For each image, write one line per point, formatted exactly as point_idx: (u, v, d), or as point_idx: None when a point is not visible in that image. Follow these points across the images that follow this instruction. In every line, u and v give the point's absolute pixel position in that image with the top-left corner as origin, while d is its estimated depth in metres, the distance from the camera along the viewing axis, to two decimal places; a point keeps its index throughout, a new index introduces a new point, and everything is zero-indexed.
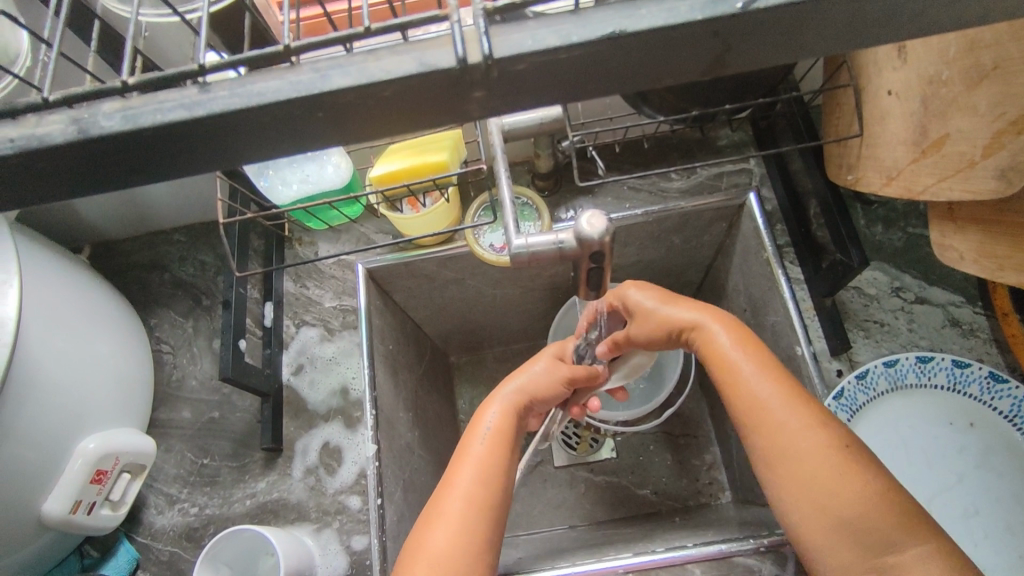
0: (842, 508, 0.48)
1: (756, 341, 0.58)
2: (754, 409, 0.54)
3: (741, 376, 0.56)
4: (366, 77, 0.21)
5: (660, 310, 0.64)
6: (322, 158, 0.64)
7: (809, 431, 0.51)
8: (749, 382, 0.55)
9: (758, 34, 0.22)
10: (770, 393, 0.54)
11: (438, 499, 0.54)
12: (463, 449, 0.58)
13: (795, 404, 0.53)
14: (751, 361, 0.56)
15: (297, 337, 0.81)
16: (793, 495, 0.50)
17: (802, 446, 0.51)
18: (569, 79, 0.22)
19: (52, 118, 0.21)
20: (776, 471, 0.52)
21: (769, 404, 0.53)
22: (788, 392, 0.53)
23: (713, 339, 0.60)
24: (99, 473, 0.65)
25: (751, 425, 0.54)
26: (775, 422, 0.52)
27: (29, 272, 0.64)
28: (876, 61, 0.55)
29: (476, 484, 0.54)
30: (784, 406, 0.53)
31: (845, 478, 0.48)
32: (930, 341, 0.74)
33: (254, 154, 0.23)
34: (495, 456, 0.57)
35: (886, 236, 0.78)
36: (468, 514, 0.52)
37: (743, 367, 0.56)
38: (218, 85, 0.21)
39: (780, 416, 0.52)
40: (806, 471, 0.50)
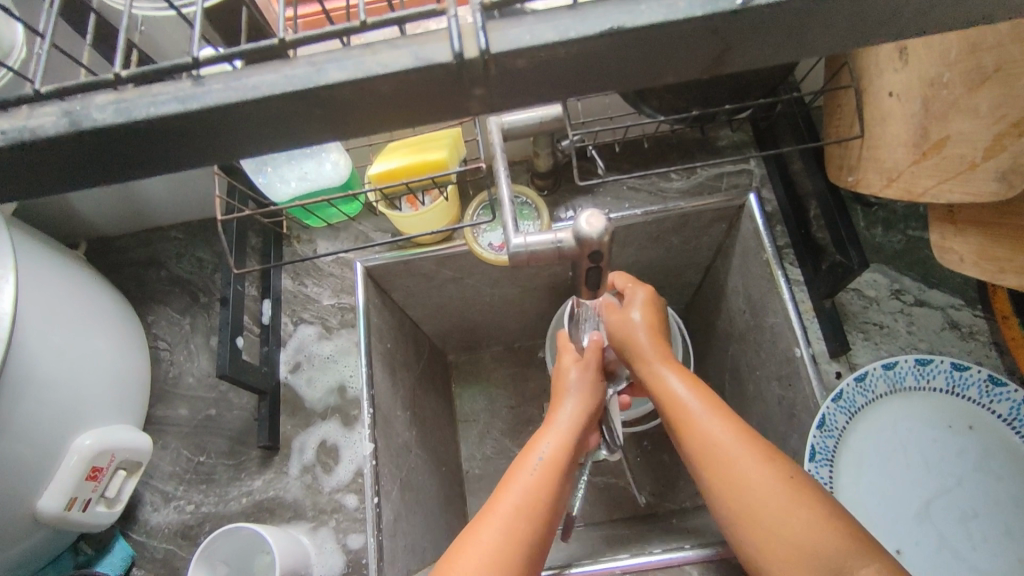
0: (795, 538, 0.48)
1: (703, 383, 0.59)
2: (705, 448, 0.53)
3: (688, 414, 0.56)
4: (362, 71, 0.21)
5: (636, 334, 0.63)
6: (322, 155, 0.64)
7: (758, 464, 0.51)
8: (699, 422, 0.55)
9: (758, 32, 0.21)
10: (716, 429, 0.54)
11: (453, 553, 0.52)
12: (511, 477, 0.57)
13: (741, 440, 0.53)
14: (698, 399, 0.57)
15: (294, 335, 0.81)
16: (750, 533, 0.50)
17: (753, 481, 0.51)
18: (567, 75, 0.22)
19: (44, 111, 0.21)
20: (730, 509, 0.51)
21: (717, 442, 0.53)
22: (737, 429, 0.54)
23: (660, 379, 0.59)
24: (94, 470, 0.65)
25: (700, 464, 0.54)
26: (726, 459, 0.52)
27: (25, 267, 0.63)
28: (878, 62, 0.55)
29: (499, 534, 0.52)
30: (731, 442, 0.53)
31: (794, 510, 0.49)
32: (929, 344, 0.73)
33: (250, 148, 0.23)
34: (537, 494, 0.55)
35: (885, 238, 0.78)
36: (498, 551, 0.51)
37: (691, 405, 0.56)
38: (212, 79, 0.21)
39: (732, 452, 0.52)
40: (758, 506, 0.50)
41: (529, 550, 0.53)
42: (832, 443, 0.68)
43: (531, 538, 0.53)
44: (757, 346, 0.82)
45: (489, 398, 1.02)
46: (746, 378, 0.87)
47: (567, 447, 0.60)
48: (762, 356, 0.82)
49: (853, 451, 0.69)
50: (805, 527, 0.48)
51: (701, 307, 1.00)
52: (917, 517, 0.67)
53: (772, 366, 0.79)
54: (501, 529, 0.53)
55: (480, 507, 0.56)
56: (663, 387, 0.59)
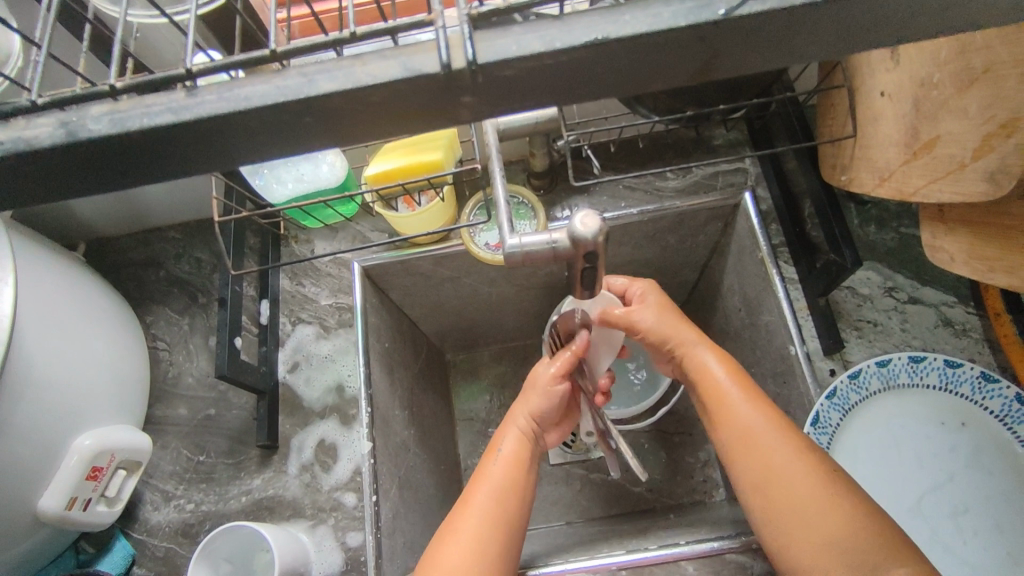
0: (827, 531, 0.49)
1: (740, 369, 0.60)
2: (740, 434, 0.55)
3: (730, 403, 0.57)
4: (351, 81, 0.21)
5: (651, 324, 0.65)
6: (318, 157, 0.64)
7: (792, 456, 0.53)
8: (736, 406, 0.57)
9: (742, 40, 0.22)
10: (757, 420, 0.55)
11: (455, 515, 0.55)
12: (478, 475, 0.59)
13: (783, 430, 0.54)
14: (739, 389, 0.58)
15: (292, 334, 0.81)
16: (780, 521, 0.52)
17: (787, 470, 0.52)
18: (554, 84, 0.22)
19: (40, 121, 0.22)
20: (763, 496, 0.53)
21: (757, 430, 0.55)
22: (770, 417, 0.55)
23: (705, 367, 0.61)
24: (94, 470, 0.66)
25: (739, 450, 0.55)
26: (762, 448, 0.54)
27: (25, 269, 0.64)
28: (870, 63, 0.55)
29: (492, 494, 0.56)
30: (767, 431, 0.54)
31: (829, 502, 0.50)
32: (923, 342, 0.74)
33: (243, 157, 0.23)
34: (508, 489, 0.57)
35: (879, 236, 0.78)
36: (481, 532, 0.53)
37: (732, 395, 0.58)
38: (205, 89, 0.22)
39: (769, 441, 0.54)
40: (788, 494, 0.51)
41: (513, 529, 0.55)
42: (826, 440, 0.68)
43: (516, 491, 0.57)
44: (753, 343, 0.83)
45: (487, 396, 1.02)
46: None
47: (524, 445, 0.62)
48: (757, 354, 0.82)
49: (846, 448, 0.70)
50: (832, 519, 0.49)
51: (698, 305, 1.00)
52: (910, 513, 0.68)
53: (767, 364, 0.79)
54: (494, 491, 0.56)
55: (475, 473, 0.60)
56: (700, 370, 0.61)
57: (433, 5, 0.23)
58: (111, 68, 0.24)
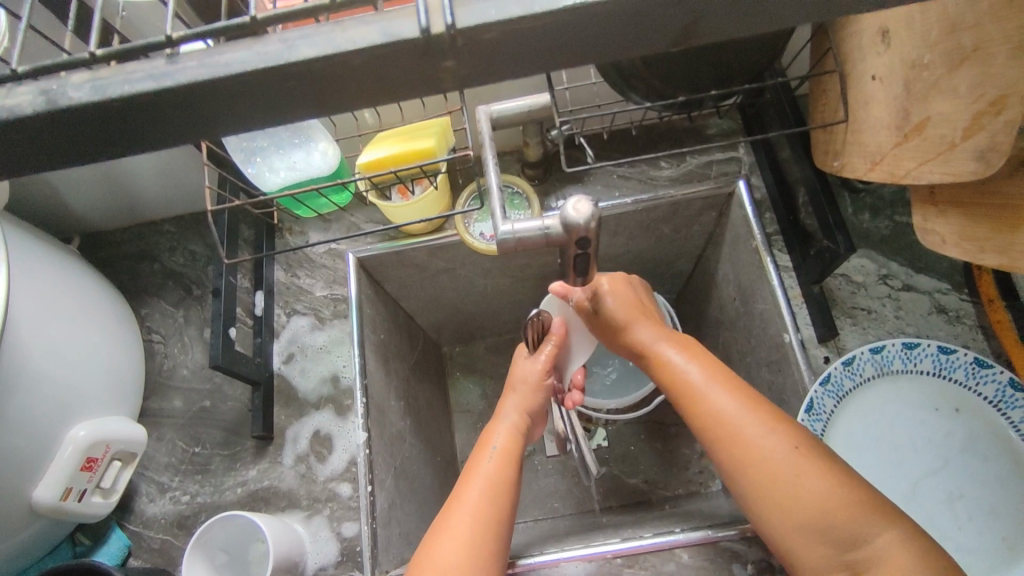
0: (809, 507, 0.49)
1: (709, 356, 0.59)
2: (711, 418, 0.55)
3: (696, 389, 0.57)
4: (332, 47, 0.21)
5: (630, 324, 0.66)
6: (310, 145, 0.64)
7: (770, 436, 0.52)
8: (705, 392, 0.56)
9: (723, 5, 0.22)
10: (725, 402, 0.55)
11: (445, 515, 0.55)
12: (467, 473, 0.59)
13: (752, 410, 0.54)
14: (705, 373, 0.58)
15: (287, 326, 0.81)
16: (761, 501, 0.51)
17: (765, 450, 0.51)
18: (535, 50, 0.22)
19: (21, 90, 0.22)
20: (741, 477, 0.52)
21: (727, 413, 0.54)
22: (743, 400, 0.55)
23: (667, 358, 0.61)
24: (89, 461, 0.66)
25: (710, 435, 0.55)
26: (734, 430, 0.53)
27: (17, 261, 0.64)
28: (861, 46, 0.55)
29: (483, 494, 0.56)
30: (742, 415, 0.54)
31: (807, 477, 0.49)
32: (917, 328, 0.74)
33: (226, 127, 0.23)
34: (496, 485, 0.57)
35: (873, 224, 0.78)
36: (471, 534, 0.52)
37: (698, 380, 0.57)
38: (186, 57, 0.22)
39: (743, 425, 0.53)
40: (768, 475, 0.51)
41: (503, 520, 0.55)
42: (820, 426, 0.68)
43: (506, 487, 0.57)
44: (748, 332, 0.83)
45: (484, 388, 1.03)
46: (737, 364, 0.87)
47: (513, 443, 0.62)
48: (752, 342, 0.82)
49: (841, 434, 0.70)
50: (814, 495, 0.49)
51: (693, 295, 1.00)
52: (904, 499, 0.68)
53: (762, 352, 0.80)
54: (484, 491, 0.56)
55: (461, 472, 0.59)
56: (666, 363, 0.61)
57: None
58: (93, 40, 0.24)
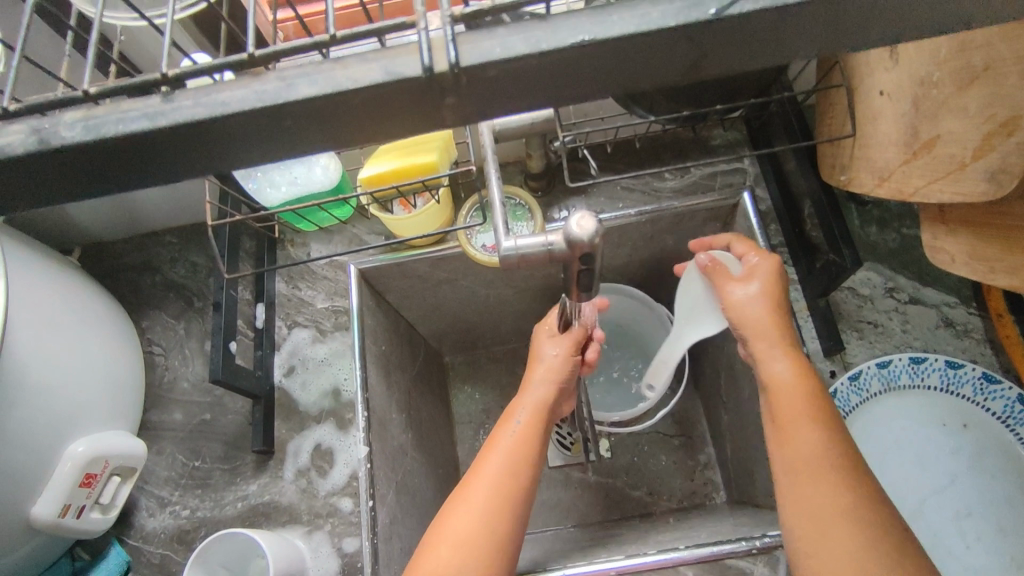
0: (846, 553, 0.46)
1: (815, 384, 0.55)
2: (793, 449, 0.52)
3: (793, 411, 0.54)
4: (331, 85, 0.20)
5: (745, 309, 0.62)
6: (311, 160, 0.63)
7: (835, 472, 0.50)
8: (800, 421, 0.53)
9: (732, 41, 0.21)
10: (810, 429, 0.52)
11: (464, 485, 0.55)
12: (493, 442, 0.59)
13: (833, 445, 0.51)
14: (806, 398, 0.54)
15: (288, 338, 0.81)
16: (803, 537, 0.49)
17: (821, 489, 0.49)
18: (539, 86, 0.22)
19: (13, 129, 0.21)
20: (794, 511, 0.50)
21: (809, 444, 0.52)
22: (829, 435, 0.52)
23: (774, 368, 0.58)
24: (89, 476, 0.65)
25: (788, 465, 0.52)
26: (806, 465, 0.51)
27: (16, 275, 0.63)
28: (868, 62, 0.55)
29: (501, 470, 0.55)
30: (818, 447, 0.51)
31: (855, 521, 0.47)
32: (924, 342, 0.73)
33: (222, 164, 0.23)
34: (523, 458, 0.57)
35: (879, 237, 0.78)
36: (489, 501, 0.53)
37: (798, 405, 0.54)
38: (182, 95, 0.21)
39: (816, 459, 0.51)
40: (818, 509, 0.49)
41: (522, 498, 0.55)
42: None
43: (526, 467, 0.56)
44: None
45: (487, 399, 1.02)
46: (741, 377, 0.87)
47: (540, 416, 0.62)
48: None
49: None
50: (854, 539, 0.46)
51: None
52: (912, 516, 0.67)
53: None
54: (505, 469, 0.55)
55: (484, 445, 0.59)
56: (767, 372, 0.58)
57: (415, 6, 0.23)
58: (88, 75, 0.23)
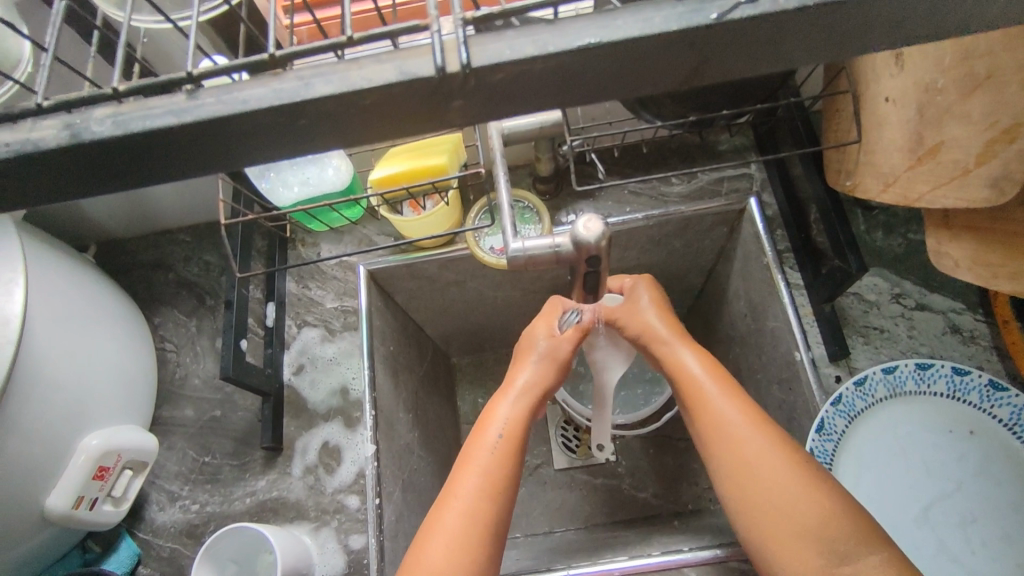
0: (795, 517, 0.49)
1: (719, 366, 0.59)
2: (712, 424, 0.55)
3: (701, 390, 0.57)
4: (346, 85, 0.21)
5: (646, 319, 0.65)
6: (323, 161, 0.64)
7: (760, 442, 0.53)
8: (712, 400, 0.56)
9: (734, 45, 0.22)
10: (725, 406, 0.55)
11: (438, 511, 0.54)
12: (465, 458, 0.57)
13: (751, 419, 0.54)
14: (716, 383, 0.57)
15: (298, 337, 0.82)
16: (745, 506, 0.52)
17: (758, 466, 0.52)
18: (547, 87, 0.22)
19: (46, 123, 0.22)
20: (731, 483, 0.53)
21: (724, 420, 0.55)
22: (749, 414, 0.55)
23: (678, 357, 0.61)
24: (102, 469, 0.66)
25: (710, 441, 0.55)
26: (729, 437, 0.54)
27: (36, 270, 0.65)
28: (874, 68, 0.55)
29: (482, 481, 0.54)
30: (737, 422, 0.54)
31: (798, 487, 0.50)
32: (930, 348, 0.73)
33: (243, 159, 0.24)
34: (493, 474, 0.55)
35: (886, 242, 0.78)
36: (465, 531, 0.52)
37: (706, 386, 0.57)
38: (205, 93, 0.22)
39: (742, 433, 0.54)
40: (759, 482, 0.51)
41: (498, 514, 0.54)
42: (830, 446, 0.68)
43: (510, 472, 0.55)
44: (758, 349, 0.82)
45: (493, 400, 1.03)
46: (747, 382, 0.87)
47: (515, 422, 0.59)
48: (763, 359, 0.82)
49: (852, 456, 0.69)
50: (807, 512, 0.49)
51: (704, 311, 1.00)
52: (916, 522, 0.67)
53: (772, 370, 0.79)
54: (482, 480, 0.54)
55: (460, 454, 0.57)
56: (671, 360, 0.61)
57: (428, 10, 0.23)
58: (116, 73, 0.25)
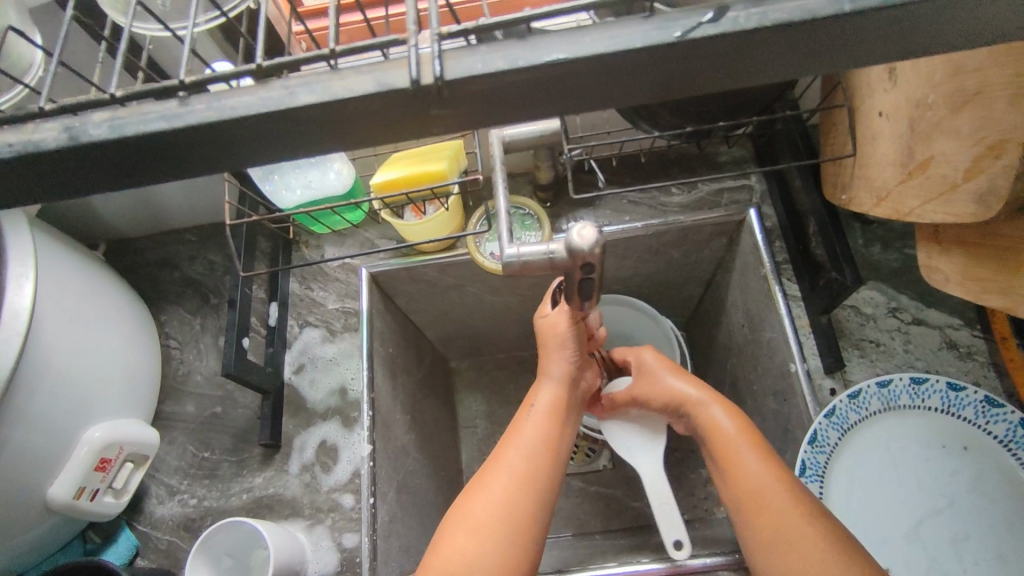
0: (813, 565, 0.48)
1: (752, 424, 0.59)
2: (740, 482, 0.55)
3: (732, 447, 0.57)
4: (329, 94, 0.23)
5: (669, 384, 0.66)
6: (326, 164, 0.65)
7: (784, 494, 0.52)
8: (740, 458, 0.56)
9: (700, 60, 0.23)
10: (753, 461, 0.55)
11: (483, 474, 0.58)
12: (515, 427, 0.61)
13: (779, 478, 0.54)
14: (750, 446, 0.57)
15: (299, 337, 0.83)
16: (773, 560, 0.51)
17: (782, 512, 0.51)
18: (521, 98, 0.24)
19: (47, 126, 0.23)
20: (758, 537, 0.52)
21: (752, 476, 0.54)
22: (773, 466, 0.55)
23: (712, 418, 0.61)
24: (104, 461, 0.68)
25: (740, 501, 0.54)
26: (757, 496, 0.53)
27: (46, 266, 0.67)
28: (869, 83, 0.56)
29: (522, 456, 0.58)
30: (764, 474, 0.54)
31: (815, 539, 0.49)
32: (926, 363, 0.73)
33: (232, 162, 0.25)
34: (541, 440, 0.59)
35: (884, 256, 0.78)
36: (509, 488, 0.55)
37: (736, 443, 0.57)
38: (197, 100, 0.23)
39: (765, 487, 0.53)
40: (783, 535, 0.50)
41: (546, 477, 0.57)
42: (823, 458, 0.68)
43: (550, 451, 0.59)
44: (754, 360, 0.83)
45: (491, 405, 1.03)
46: (743, 392, 0.87)
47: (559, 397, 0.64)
48: (759, 370, 0.82)
49: (845, 469, 0.69)
50: (822, 559, 0.48)
51: (702, 320, 1.00)
52: (907, 536, 0.67)
53: (768, 381, 0.79)
54: (526, 448, 0.58)
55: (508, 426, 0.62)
56: (706, 419, 0.61)
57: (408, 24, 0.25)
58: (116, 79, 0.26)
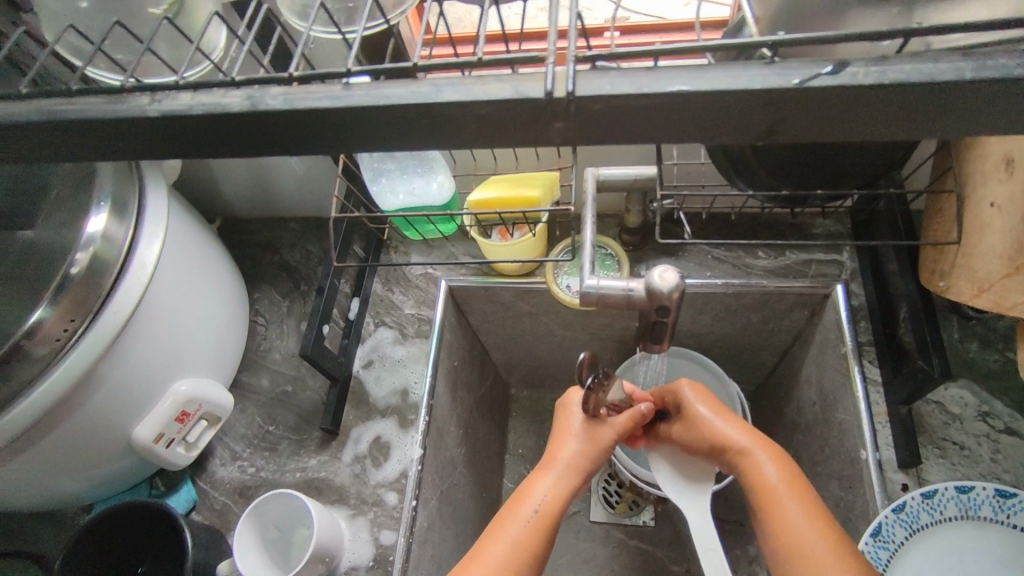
0: None
1: (802, 479, 0.57)
2: (789, 542, 0.52)
3: (777, 500, 0.55)
4: (471, 96, 0.26)
5: (708, 424, 0.63)
6: (431, 175, 0.69)
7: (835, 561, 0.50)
8: (791, 518, 0.53)
9: (815, 108, 0.25)
10: (802, 521, 0.53)
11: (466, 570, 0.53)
12: (498, 524, 0.57)
13: (832, 543, 0.51)
14: (798, 501, 0.54)
15: (373, 334, 0.87)
16: None
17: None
18: (639, 122, 0.26)
19: (234, 93, 0.28)
20: None
21: (802, 534, 0.52)
22: (824, 528, 0.52)
23: (758, 465, 0.58)
24: (182, 414, 0.74)
25: (790, 561, 0.52)
26: (811, 561, 0.50)
27: (174, 229, 0.75)
28: (982, 171, 0.55)
29: (509, 550, 0.54)
30: (816, 536, 0.51)
31: None
32: (1014, 477, 0.68)
33: (374, 143, 0.29)
34: (521, 544, 0.54)
35: (981, 355, 0.74)
36: None
37: (785, 497, 0.55)
38: (357, 87, 0.27)
39: (815, 554, 0.51)
40: None
41: None
42: (885, 555, 0.64)
43: (539, 551, 0.55)
44: (823, 441, 0.79)
45: (542, 438, 1.04)
46: (806, 473, 0.83)
47: (547, 497, 0.58)
48: (826, 453, 0.78)
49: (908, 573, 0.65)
50: None
51: (771, 393, 0.97)
52: None
53: (834, 465, 0.76)
54: (509, 551, 0.54)
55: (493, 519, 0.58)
56: (755, 470, 0.58)
57: (545, 44, 0.28)
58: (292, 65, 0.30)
